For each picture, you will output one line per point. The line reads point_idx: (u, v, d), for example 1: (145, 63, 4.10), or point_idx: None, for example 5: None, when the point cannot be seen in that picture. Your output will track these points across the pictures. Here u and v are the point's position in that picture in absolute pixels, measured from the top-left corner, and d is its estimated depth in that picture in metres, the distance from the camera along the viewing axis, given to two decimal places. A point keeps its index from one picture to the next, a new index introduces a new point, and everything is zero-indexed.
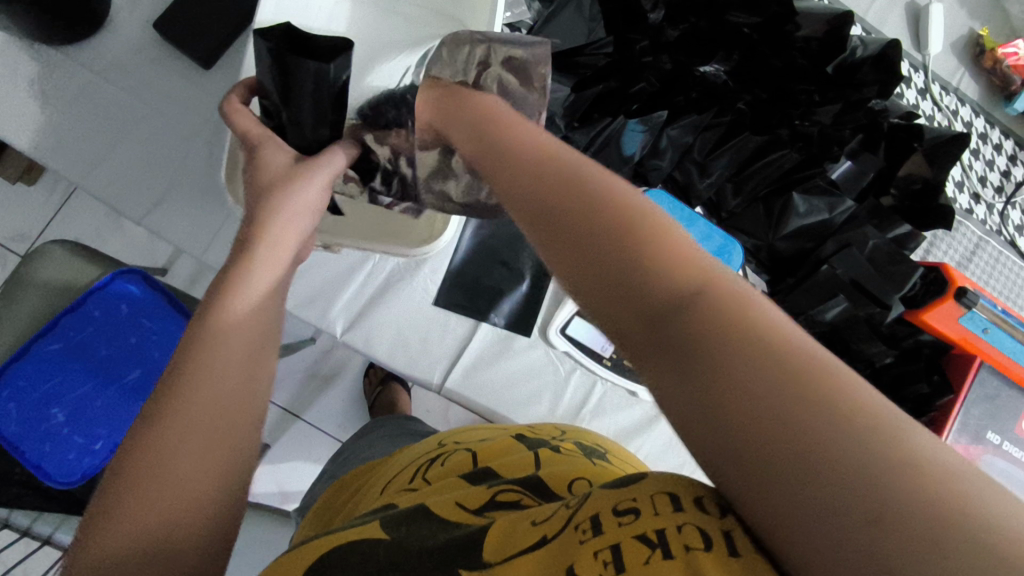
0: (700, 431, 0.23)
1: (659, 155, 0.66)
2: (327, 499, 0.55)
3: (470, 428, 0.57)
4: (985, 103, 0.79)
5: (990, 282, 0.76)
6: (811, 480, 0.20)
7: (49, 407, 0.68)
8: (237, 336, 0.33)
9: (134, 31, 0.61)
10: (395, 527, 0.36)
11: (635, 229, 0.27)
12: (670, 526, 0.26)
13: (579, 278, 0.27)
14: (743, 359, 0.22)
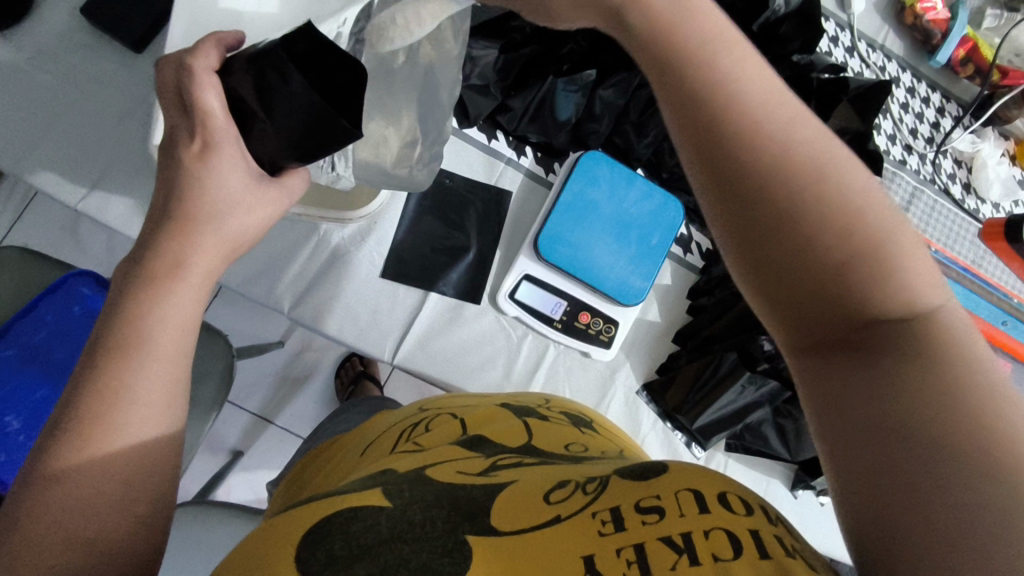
0: (881, 406, 0.27)
1: (596, 119, 0.66)
2: (293, 475, 0.54)
3: (444, 397, 0.57)
4: (910, 59, 0.82)
5: (928, 228, 0.78)
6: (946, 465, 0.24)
7: (4, 414, 0.73)
8: (167, 335, 0.36)
9: (60, 16, 0.60)
10: (397, 494, 0.34)
11: (870, 254, 0.30)
12: (696, 531, 0.29)
13: (779, 262, 0.31)
14: (940, 377, 0.26)
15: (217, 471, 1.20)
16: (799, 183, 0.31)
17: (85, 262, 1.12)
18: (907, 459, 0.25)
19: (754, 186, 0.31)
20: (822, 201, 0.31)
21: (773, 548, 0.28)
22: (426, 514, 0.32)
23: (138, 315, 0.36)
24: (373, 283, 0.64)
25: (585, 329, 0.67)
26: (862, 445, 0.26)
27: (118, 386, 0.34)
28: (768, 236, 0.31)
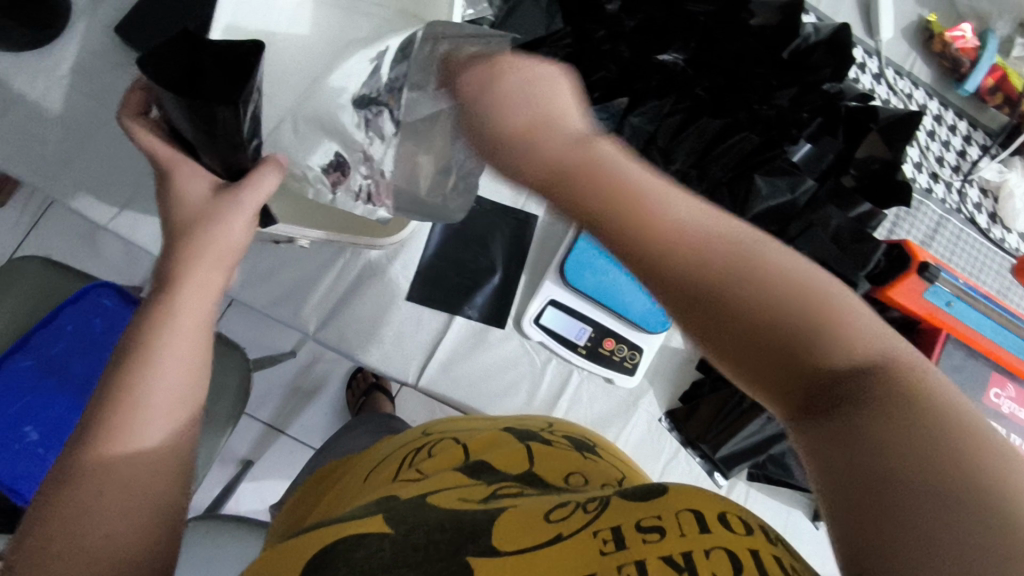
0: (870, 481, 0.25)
1: (623, 144, 0.66)
2: (293, 504, 0.53)
3: (456, 416, 0.56)
4: (938, 86, 0.81)
5: (953, 258, 0.78)
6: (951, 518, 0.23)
7: (22, 425, 0.73)
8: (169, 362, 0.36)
9: (94, 34, 0.60)
10: (398, 520, 0.34)
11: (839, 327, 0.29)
12: (696, 549, 0.28)
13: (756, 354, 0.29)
14: (924, 441, 0.25)
15: (228, 481, 1.20)
16: (775, 278, 0.29)
17: (102, 271, 1.13)
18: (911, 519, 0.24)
19: (740, 266, 0.29)
20: (809, 284, 0.30)
21: (769, 565, 0.28)
22: (429, 537, 0.33)
23: (152, 337, 0.37)
24: (396, 306, 0.64)
25: (609, 356, 0.66)
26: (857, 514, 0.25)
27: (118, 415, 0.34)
28: (769, 317, 0.29)
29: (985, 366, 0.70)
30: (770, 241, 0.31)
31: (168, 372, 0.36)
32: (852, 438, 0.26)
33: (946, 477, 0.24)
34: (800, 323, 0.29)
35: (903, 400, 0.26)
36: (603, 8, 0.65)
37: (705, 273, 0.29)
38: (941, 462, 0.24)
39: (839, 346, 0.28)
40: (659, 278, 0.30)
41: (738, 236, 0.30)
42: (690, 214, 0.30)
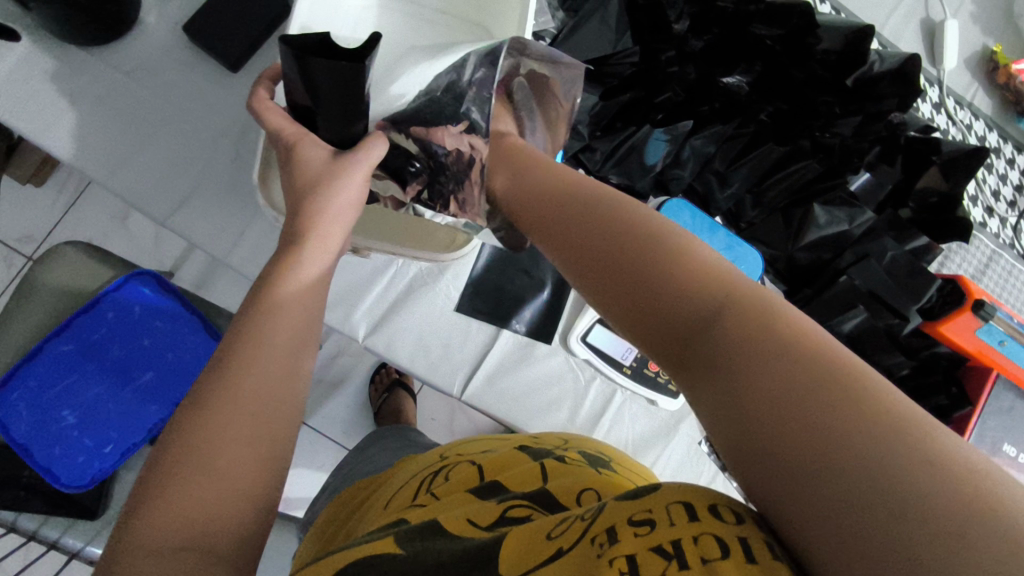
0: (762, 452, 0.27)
1: (681, 164, 0.67)
2: (329, 515, 0.54)
3: (471, 440, 0.56)
4: (999, 119, 0.80)
5: (1003, 295, 0.76)
6: (830, 472, 0.24)
7: (60, 408, 0.75)
8: (281, 327, 0.38)
9: (160, 30, 0.60)
10: (408, 542, 0.36)
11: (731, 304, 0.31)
12: (685, 537, 0.27)
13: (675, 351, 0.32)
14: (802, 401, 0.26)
15: None
16: (690, 276, 0.33)
17: (138, 255, 1.13)
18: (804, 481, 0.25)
19: (670, 288, 0.33)
20: (735, 300, 0.31)
21: (758, 549, 0.27)
22: (438, 560, 0.34)
23: (252, 323, 0.38)
24: (445, 316, 0.64)
25: (654, 377, 0.66)
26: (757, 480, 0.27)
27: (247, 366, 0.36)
28: (692, 335, 0.32)
29: None
30: (713, 265, 0.33)
31: (263, 367, 0.37)
32: (759, 440, 0.27)
33: (873, 481, 0.23)
34: (722, 334, 0.30)
35: (801, 404, 0.26)
36: (669, 28, 0.63)
37: (641, 300, 0.34)
38: (849, 465, 0.24)
39: (746, 356, 0.29)
40: (616, 306, 0.36)
41: (682, 260, 0.34)
42: (620, 255, 0.36)
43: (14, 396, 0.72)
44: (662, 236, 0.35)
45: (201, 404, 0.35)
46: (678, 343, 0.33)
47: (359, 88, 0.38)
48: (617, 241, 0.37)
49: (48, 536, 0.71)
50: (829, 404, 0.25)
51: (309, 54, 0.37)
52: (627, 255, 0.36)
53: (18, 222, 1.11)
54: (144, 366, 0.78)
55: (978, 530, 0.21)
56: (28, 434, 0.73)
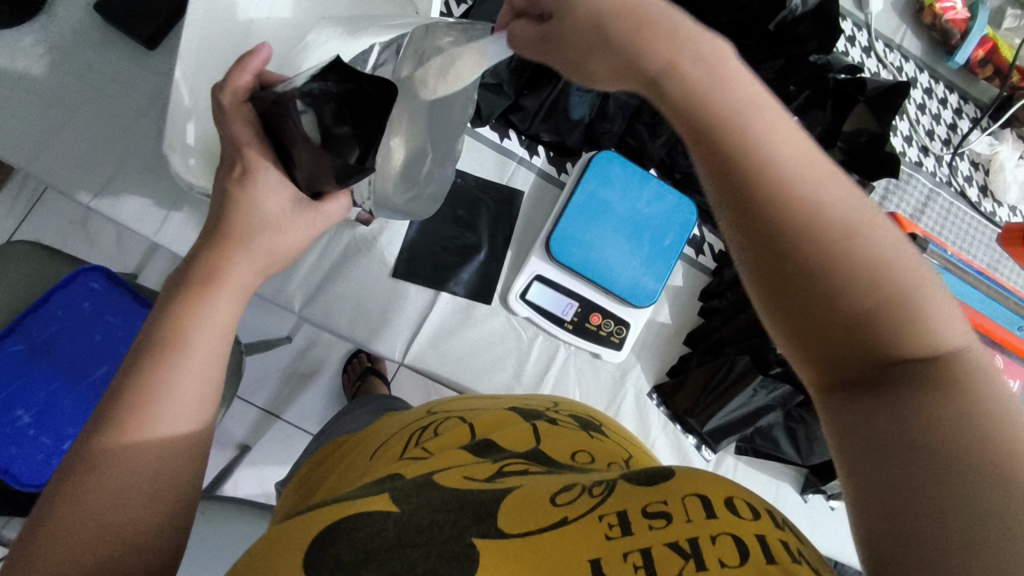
0: (884, 441, 0.26)
1: (608, 119, 0.66)
2: (301, 477, 0.53)
3: (456, 398, 0.56)
4: (928, 59, 0.81)
5: (943, 232, 0.77)
6: (945, 464, 0.24)
7: (15, 408, 0.73)
8: (208, 331, 0.40)
9: (75, 13, 0.60)
10: (405, 501, 0.34)
11: (896, 306, 0.29)
12: (702, 536, 0.29)
13: (802, 323, 0.30)
14: (952, 413, 0.25)
15: (226, 465, 1.21)
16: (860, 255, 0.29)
17: (97, 257, 1.13)
18: (909, 472, 0.25)
19: (874, 312, 0.29)
20: (951, 361, 0.28)
21: (780, 553, 0.28)
22: (434, 518, 0.32)
23: (174, 324, 0.39)
24: (384, 283, 0.64)
25: (596, 330, 0.66)
26: (862, 466, 0.26)
27: (161, 375, 0.37)
28: (846, 327, 0.29)
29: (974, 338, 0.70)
30: (936, 322, 0.29)
31: (191, 371, 0.38)
32: (895, 468, 0.25)
33: (973, 473, 0.23)
34: (915, 378, 0.27)
35: (969, 450, 0.24)
36: None
37: (819, 300, 0.29)
38: (962, 461, 0.24)
39: (936, 403, 0.26)
40: (773, 286, 0.31)
41: (894, 297, 0.29)
42: (822, 247, 0.29)
43: None
44: (888, 264, 0.29)
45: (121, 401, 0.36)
46: (843, 365, 0.30)
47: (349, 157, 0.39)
48: (829, 240, 0.29)
49: None
50: (995, 458, 0.24)
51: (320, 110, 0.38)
52: (833, 257, 0.29)
53: None
54: (98, 361, 0.77)
55: None
56: None
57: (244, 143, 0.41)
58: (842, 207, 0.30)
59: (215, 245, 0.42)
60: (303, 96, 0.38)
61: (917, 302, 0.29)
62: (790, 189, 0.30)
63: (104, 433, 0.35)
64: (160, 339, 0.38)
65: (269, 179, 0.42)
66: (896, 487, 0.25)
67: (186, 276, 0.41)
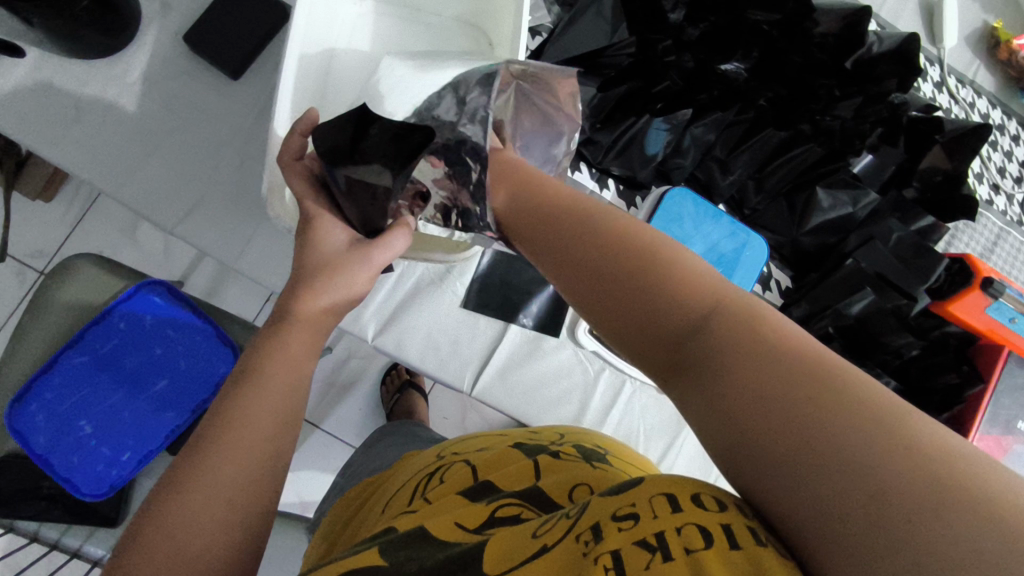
0: (746, 453, 0.27)
1: (682, 153, 0.66)
2: (334, 515, 0.53)
3: (471, 437, 0.56)
4: (1002, 95, 0.79)
5: (1013, 272, 0.76)
6: (814, 462, 0.25)
7: (78, 418, 0.75)
8: (274, 372, 0.40)
9: (162, 42, 0.61)
10: (392, 552, 0.35)
11: (716, 307, 0.32)
12: (668, 528, 0.28)
13: (645, 345, 0.34)
14: (775, 389, 0.27)
15: None
16: (673, 270, 0.34)
17: (149, 266, 1.14)
18: (790, 478, 0.25)
19: (704, 320, 0.32)
20: (749, 325, 0.30)
21: (742, 536, 0.27)
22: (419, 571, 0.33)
23: (255, 371, 0.40)
24: (454, 314, 0.64)
25: None
26: (742, 471, 0.28)
27: (233, 415, 0.38)
28: (678, 345, 0.32)
29: None
30: (730, 302, 0.32)
31: (257, 416, 0.38)
32: (725, 437, 0.28)
33: (851, 465, 0.24)
34: (719, 358, 0.30)
35: (786, 388, 0.27)
36: (665, 19, 0.62)
37: (657, 319, 0.33)
38: (827, 452, 0.25)
39: (754, 378, 0.28)
40: (635, 333, 0.34)
41: (697, 301, 0.32)
42: (623, 259, 0.36)
43: (30, 408, 0.72)
44: (689, 276, 0.34)
45: (196, 447, 0.37)
46: (654, 347, 0.34)
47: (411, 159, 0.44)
48: (658, 291, 0.34)
49: (50, 537, 0.74)
50: (838, 420, 0.25)
51: (343, 159, 0.43)
52: (601, 261, 0.37)
53: (28, 239, 1.12)
54: (155, 374, 0.77)
55: (948, 507, 0.22)
56: (47, 444, 0.73)
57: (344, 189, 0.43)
58: (644, 246, 0.36)
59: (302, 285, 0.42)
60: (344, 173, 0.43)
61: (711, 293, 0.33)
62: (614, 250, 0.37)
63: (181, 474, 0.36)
64: (239, 392, 0.39)
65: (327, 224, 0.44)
66: (784, 478, 0.26)
67: (286, 310, 0.42)
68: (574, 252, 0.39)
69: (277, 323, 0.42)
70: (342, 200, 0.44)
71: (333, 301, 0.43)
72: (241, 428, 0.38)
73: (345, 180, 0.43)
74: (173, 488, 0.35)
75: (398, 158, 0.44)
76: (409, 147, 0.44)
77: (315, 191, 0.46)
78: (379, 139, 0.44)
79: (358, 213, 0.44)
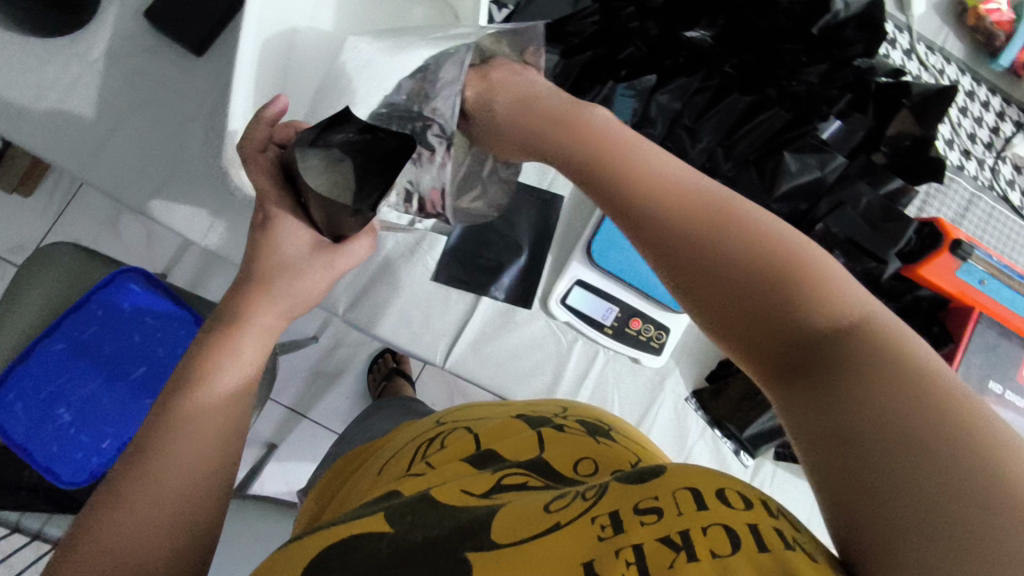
0: (834, 450, 0.27)
1: (649, 122, 0.67)
2: (325, 482, 0.53)
3: (466, 406, 0.55)
4: (971, 62, 0.80)
5: (984, 236, 0.76)
6: (903, 464, 0.24)
7: (56, 407, 0.74)
8: (235, 352, 0.41)
9: (124, 20, 0.60)
10: (400, 518, 0.34)
11: (847, 320, 0.31)
12: (694, 527, 0.28)
13: (747, 335, 0.34)
14: (884, 393, 0.26)
15: (254, 464, 1.21)
16: (803, 273, 0.33)
17: (130, 258, 1.14)
18: (872, 479, 0.25)
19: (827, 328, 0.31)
20: (866, 335, 0.30)
21: (772, 541, 0.27)
22: (426, 537, 0.32)
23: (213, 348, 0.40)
24: (425, 287, 0.64)
25: (635, 335, 0.66)
26: (824, 469, 0.27)
27: (190, 394, 0.38)
28: (797, 344, 0.32)
29: (1016, 347, 0.69)
30: (862, 319, 0.31)
31: (216, 397, 0.39)
32: (833, 447, 0.27)
33: (942, 483, 0.23)
34: (839, 360, 0.29)
35: (926, 415, 0.25)
36: None
37: (778, 315, 0.33)
38: (921, 461, 0.24)
39: (865, 382, 0.27)
40: (739, 323, 0.34)
41: (816, 304, 0.32)
42: (762, 266, 0.34)
43: (9, 396, 0.71)
44: (816, 278, 0.33)
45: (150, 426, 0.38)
46: (775, 352, 0.33)
47: (392, 159, 0.41)
48: (779, 284, 0.33)
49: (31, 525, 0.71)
50: (942, 436, 0.24)
51: (318, 157, 0.41)
52: (725, 260, 0.35)
53: (8, 233, 1.11)
54: (135, 361, 0.76)
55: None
56: (26, 433, 0.72)
57: (266, 190, 0.44)
58: (778, 242, 0.35)
59: (261, 258, 0.43)
60: (320, 170, 0.40)
61: (833, 301, 0.32)
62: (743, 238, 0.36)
63: (142, 451, 0.36)
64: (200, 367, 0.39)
65: (288, 225, 0.44)
66: (865, 480, 0.25)
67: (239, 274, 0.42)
68: (690, 240, 0.37)
69: (238, 293, 0.43)
70: (312, 202, 0.41)
71: (289, 272, 0.43)
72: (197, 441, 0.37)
73: (319, 178, 0.40)
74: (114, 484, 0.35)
75: (376, 159, 0.41)
76: (383, 150, 0.41)
77: (278, 186, 0.44)
78: (356, 138, 0.41)
79: (323, 215, 0.42)
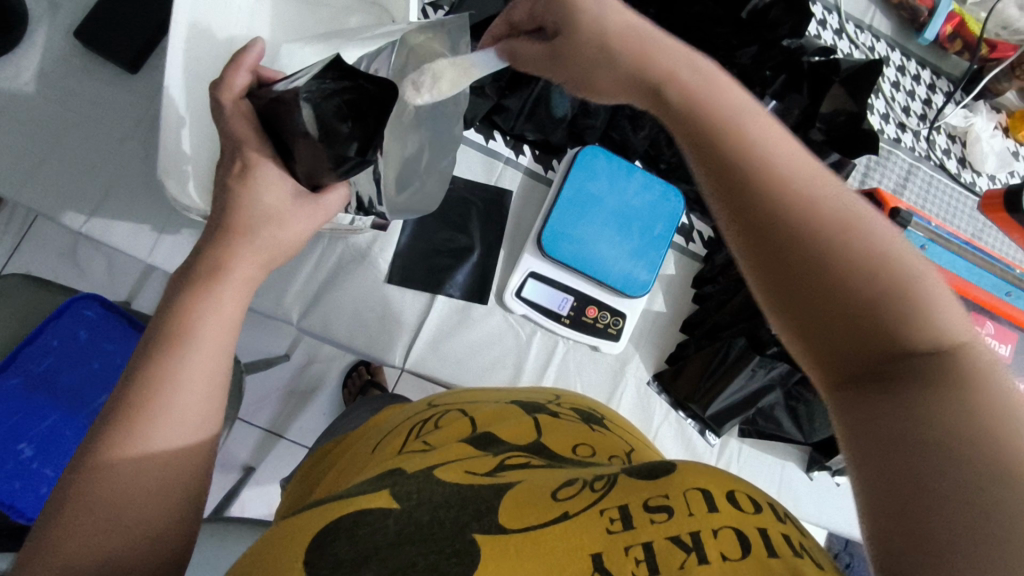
0: (889, 442, 0.27)
1: (591, 114, 0.67)
2: (305, 469, 0.50)
3: (460, 391, 0.52)
4: (898, 38, 0.83)
5: (926, 204, 0.79)
6: (953, 461, 0.24)
7: (16, 441, 0.68)
8: (198, 349, 0.38)
9: (54, 41, 0.60)
10: (406, 497, 0.31)
11: (942, 341, 0.30)
12: (705, 530, 0.27)
13: (819, 334, 0.32)
14: (959, 409, 0.26)
15: (230, 487, 1.17)
16: (904, 285, 0.31)
17: (87, 286, 1.12)
18: (917, 471, 0.25)
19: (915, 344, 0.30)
20: (957, 362, 0.29)
21: (780, 546, 0.27)
22: (435, 515, 0.30)
23: (165, 348, 0.37)
24: (377, 290, 0.64)
25: (593, 323, 0.67)
26: (868, 460, 0.27)
27: (151, 402, 0.36)
28: (878, 352, 0.30)
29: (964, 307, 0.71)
30: (954, 345, 0.30)
31: (184, 398, 0.37)
32: (907, 460, 0.25)
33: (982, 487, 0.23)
34: (922, 373, 0.28)
35: (996, 450, 0.24)
36: None
37: (866, 320, 0.31)
38: (972, 466, 0.24)
39: (947, 399, 0.27)
40: (815, 318, 0.33)
41: (909, 319, 0.30)
42: (868, 278, 0.31)
43: None
44: (915, 293, 0.31)
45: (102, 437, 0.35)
46: (851, 360, 0.31)
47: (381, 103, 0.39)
48: (876, 290, 0.31)
49: None
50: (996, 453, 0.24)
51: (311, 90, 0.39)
52: (838, 265, 0.32)
53: None
54: (96, 389, 0.73)
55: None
56: None
57: (243, 138, 0.42)
58: (891, 250, 0.33)
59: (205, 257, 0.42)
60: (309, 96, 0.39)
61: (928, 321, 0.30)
62: (847, 230, 0.33)
63: (91, 460, 0.34)
64: (147, 376, 0.37)
65: (270, 172, 0.42)
66: (905, 468, 0.25)
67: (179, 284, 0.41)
68: (806, 238, 0.33)
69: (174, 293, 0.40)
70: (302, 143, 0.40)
71: (255, 261, 0.42)
72: (158, 466, 0.35)
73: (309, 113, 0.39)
74: (61, 512, 0.33)
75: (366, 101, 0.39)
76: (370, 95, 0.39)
77: (258, 133, 0.42)
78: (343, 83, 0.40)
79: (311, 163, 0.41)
